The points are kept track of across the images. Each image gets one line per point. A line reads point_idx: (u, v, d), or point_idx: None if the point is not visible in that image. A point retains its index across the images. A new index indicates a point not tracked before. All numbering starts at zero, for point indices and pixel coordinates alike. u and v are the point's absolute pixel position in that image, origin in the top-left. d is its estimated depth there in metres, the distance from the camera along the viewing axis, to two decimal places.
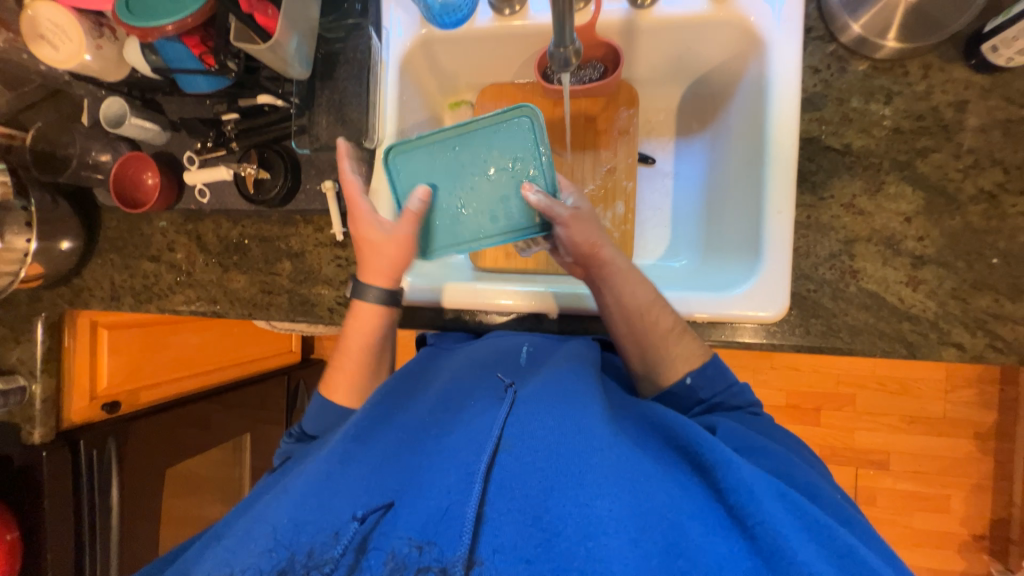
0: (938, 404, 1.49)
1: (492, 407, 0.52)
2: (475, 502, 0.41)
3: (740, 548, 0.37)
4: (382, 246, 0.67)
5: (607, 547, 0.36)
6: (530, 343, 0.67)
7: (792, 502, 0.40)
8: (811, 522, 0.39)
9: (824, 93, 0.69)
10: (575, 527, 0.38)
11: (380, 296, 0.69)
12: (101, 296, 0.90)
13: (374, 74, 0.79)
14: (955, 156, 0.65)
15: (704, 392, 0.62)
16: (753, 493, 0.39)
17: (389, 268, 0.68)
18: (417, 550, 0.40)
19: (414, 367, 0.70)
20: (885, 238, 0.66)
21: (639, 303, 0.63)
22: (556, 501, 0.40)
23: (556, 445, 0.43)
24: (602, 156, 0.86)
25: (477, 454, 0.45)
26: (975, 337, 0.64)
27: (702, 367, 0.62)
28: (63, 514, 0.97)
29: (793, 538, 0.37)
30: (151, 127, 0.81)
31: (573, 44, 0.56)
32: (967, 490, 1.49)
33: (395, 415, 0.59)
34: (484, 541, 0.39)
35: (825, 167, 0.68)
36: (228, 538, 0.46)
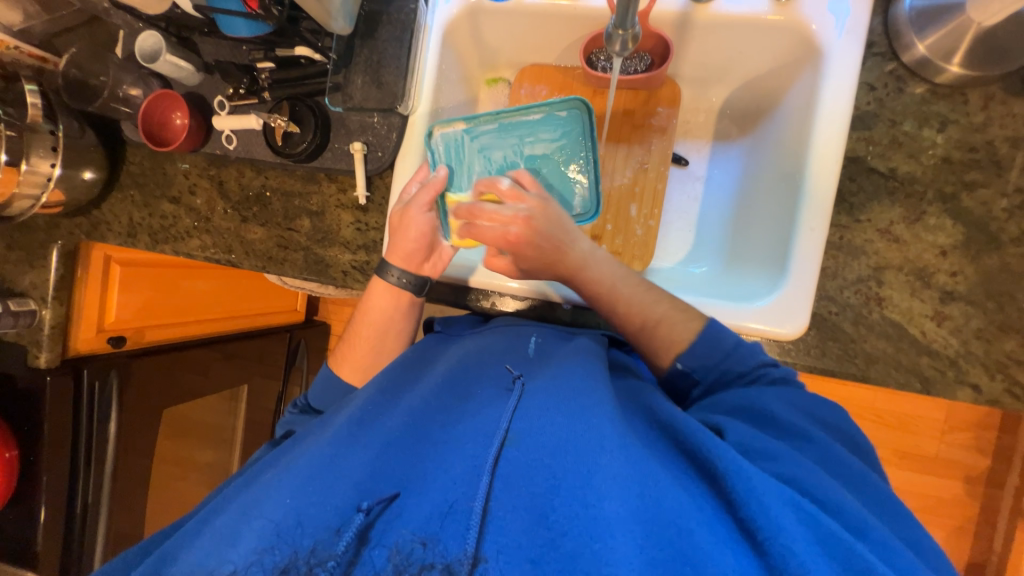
0: (934, 444, 1.49)
1: (498, 398, 0.52)
2: (481, 498, 0.41)
3: (746, 563, 0.36)
4: (406, 224, 0.71)
5: (612, 550, 0.35)
6: (539, 334, 0.67)
7: (806, 514, 0.38)
8: (829, 538, 0.37)
9: (877, 112, 0.67)
10: (581, 529, 0.37)
11: (400, 279, 0.73)
12: (119, 232, 0.90)
13: (417, 39, 0.77)
14: (1002, 194, 0.63)
15: (701, 370, 0.61)
16: (761, 501, 0.38)
17: (410, 251, 0.72)
18: (421, 546, 0.39)
19: (419, 351, 0.70)
20: (917, 269, 0.64)
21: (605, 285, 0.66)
22: (562, 502, 0.40)
23: (562, 443, 0.44)
24: (635, 151, 0.85)
25: (483, 449, 0.45)
26: (994, 380, 0.62)
27: (690, 349, 0.61)
28: (61, 440, 0.98)
29: (805, 556, 0.35)
30: (185, 67, 0.80)
31: (632, 28, 0.57)
32: (949, 532, 1.49)
33: (398, 400, 0.59)
34: (488, 540, 0.38)
35: (867, 190, 0.66)
36: (233, 515, 0.46)
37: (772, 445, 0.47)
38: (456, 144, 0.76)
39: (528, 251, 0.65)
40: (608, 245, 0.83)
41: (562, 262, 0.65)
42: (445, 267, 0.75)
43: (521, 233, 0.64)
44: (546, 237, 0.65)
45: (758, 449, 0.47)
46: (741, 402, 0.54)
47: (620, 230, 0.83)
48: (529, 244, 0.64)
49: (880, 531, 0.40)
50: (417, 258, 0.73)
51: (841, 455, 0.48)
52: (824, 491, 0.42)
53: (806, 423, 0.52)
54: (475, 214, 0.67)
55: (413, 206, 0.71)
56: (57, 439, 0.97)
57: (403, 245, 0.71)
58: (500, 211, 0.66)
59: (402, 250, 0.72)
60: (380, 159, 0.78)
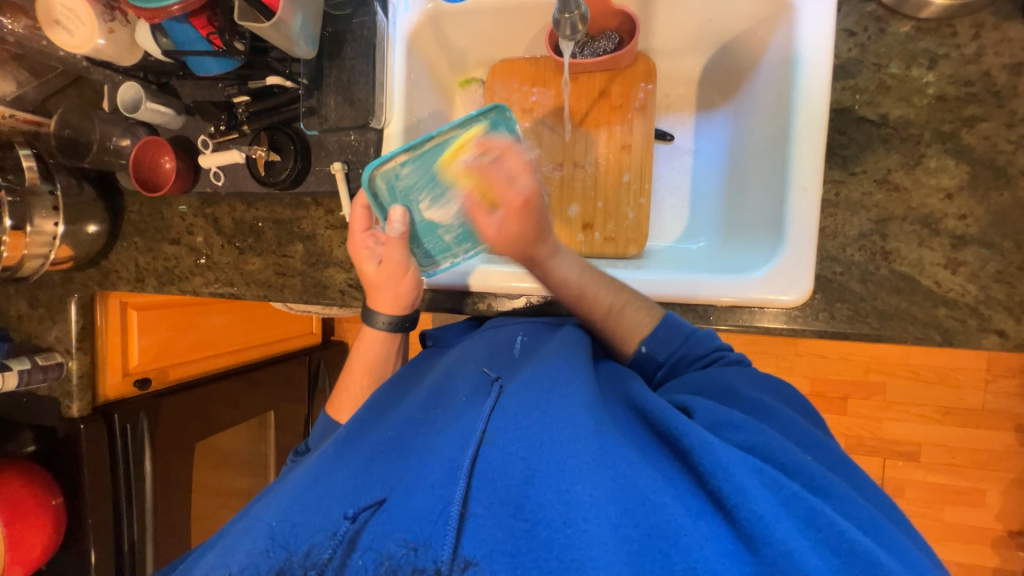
0: (978, 395, 1.45)
1: (478, 400, 0.53)
2: (459, 500, 0.41)
3: (722, 532, 0.37)
4: (392, 278, 0.69)
5: (587, 533, 0.37)
6: (524, 331, 0.68)
7: (769, 477, 0.39)
8: (790, 498, 0.38)
9: (860, 58, 0.62)
10: (555, 515, 0.38)
11: (388, 323, 0.72)
12: (127, 278, 0.93)
13: (380, 51, 0.76)
14: (1007, 126, 0.58)
15: (662, 354, 0.62)
16: (728, 471, 0.39)
17: (402, 298, 0.71)
18: (413, 551, 0.40)
19: (409, 369, 0.72)
20: (923, 216, 0.61)
21: (572, 290, 0.65)
22: (537, 491, 0.40)
23: (538, 434, 0.44)
24: (615, 133, 0.83)
25: (461, 450, 0.45)
26: (1020, 323, 0.59)
27: (652, 333, 0.62)
28: (101, 482, 1.03)
29: (769, 516, 0.36)
30: (166, 112, 0.82)
31: (578, 9, 0.57)
32: (1003, 484, 1.47)
33: (384, 414, 0.61)
34: (469, 539, 0.39)
35: (859, 141, 0.62)
36: (224, 546, 0.48)
37: (737, 416, 0.47)
38: (394, 180, 0.68)
39: (520, 221, 0.65)
40: (600, 232, 0.83)
41: (533, 248, 0.66)
42: (411, 295, 0.71)
43: (528, 199, 0.64)
44: (537, 221, 0.65)
45: (722, 421, 0.47)
46: (704, 382, 0.56)
47: (610, 216, 0.83)
48: (528, 214, 0.64)
49: (836, 486, 0.41)
50: (403, 302, 0.71)
51: (809, 430, 0.49)
52: (785, 453, 0.43)
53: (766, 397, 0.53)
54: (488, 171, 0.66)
55: (386, 260, 0.69)
56: (97, 482, 1.03)
57: (385, 291, 0.70)
58: (508, 174, 0.65)
59: (385, 297, 0.71)
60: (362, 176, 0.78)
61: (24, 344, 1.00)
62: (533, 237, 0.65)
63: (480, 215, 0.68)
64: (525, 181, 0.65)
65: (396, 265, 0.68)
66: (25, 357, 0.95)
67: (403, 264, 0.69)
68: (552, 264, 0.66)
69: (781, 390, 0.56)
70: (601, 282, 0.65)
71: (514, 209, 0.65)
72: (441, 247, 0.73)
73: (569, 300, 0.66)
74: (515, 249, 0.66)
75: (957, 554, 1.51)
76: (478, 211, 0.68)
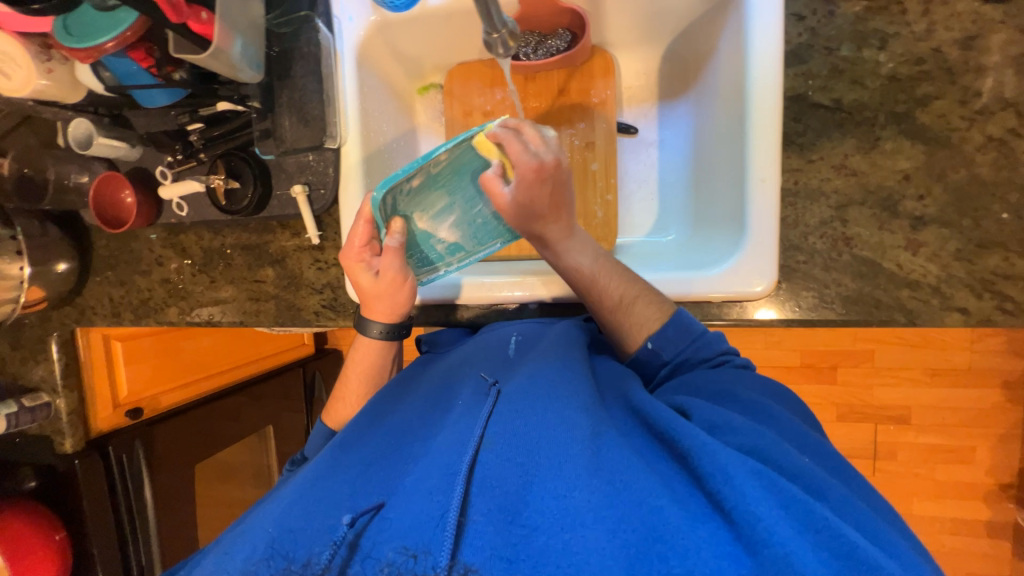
0: (965, 355, 1.47)
1: (474, 403, 0.53)
2: (456, 506, 0.41)
3: (720, 533, 0.37)
4: (391, 288, 0.69)
5: (584, 539, 0.37)
6: (519, 332, 0.69)
7: (770, 480, 0.40)
8: (790, 500, 0.38)
9: (810, 43, 0.61)
10: (551, 522, 0.39)
11: (383, 332, 0.72)
12: (104, 313, 0.93)
13: (329, 69, 0.75)
14: (961, 102, 0.58)
15: (668, 352, 0.61)
16: (727, 474, 0.40)
17: (397, 308, 0.71)
18: (412, 558, 0.39)
19: (406, 374, 0.72)
20: (881, 200, 0.61)
21: (584, 276, 0.64)
22: (535, 498, 0.41)
23: (534, 441, 0.45)
24: (578, 131, 0.82)
25: (459, 455, 0.45)
26: (982, 299, 0.59)
27: (660, 330, 0.61)
28: (103, 513, 1.05)
29: (771, 518, 0.37)
30: (119, 145, 0.80)
31: (505, 25, 0.50)
32: (993, 440, 1.50)
33: (383, 421, 0.61)
34: (467, 545, 0.39)
35: (814, 127, 0.62)
36: (218, 555, 0.47)
37: (737, 420, 0.48)
38: (400, 197, 0.64)
39: (540, 191, 0.61)
40: None
41: (551, 223, 0.64)
42: (406, 303, 0.71)
43: (545, 168, 0.60)
44: (556, 192, 0.62)
45: (724, 424, 0.48)
46: (710, 384, 0.56)
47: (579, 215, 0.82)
48: (541, 184, 0.61)
49: (838, 491, 0.42)
50: (398, 311, 0.71)
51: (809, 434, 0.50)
52: (784, 457, 0.44)
53: (766, 400, 0.53)
54: (506, 139, 0.59)
55: (383, 272, 0.68)
56: (98, 514, 1.04)
57: (382, 302, 0.70)
58: (530, 146, 0.60)
59: (381, 307, 0.70)
60: (324, 196, 0.78)
61: (10, 386, 1.00)
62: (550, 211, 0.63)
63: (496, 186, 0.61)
64: (545, 154, 0.61)
65: (393, 276, 0.68)
66: (11, 400, 0.95)
67: (399, 276, 0.68)
68: (564, 245, 0.65)
69: (777, 390, 0.57)
70: (616, 272, 0.65)
71: (529, 180, 0.60)
72: (435, 255, 0.72)
73: (579, 285, 0.65)
74: (530, 219, 0.63)
75: (951, 511, 1.55)
76: (495, 183, 0.61)
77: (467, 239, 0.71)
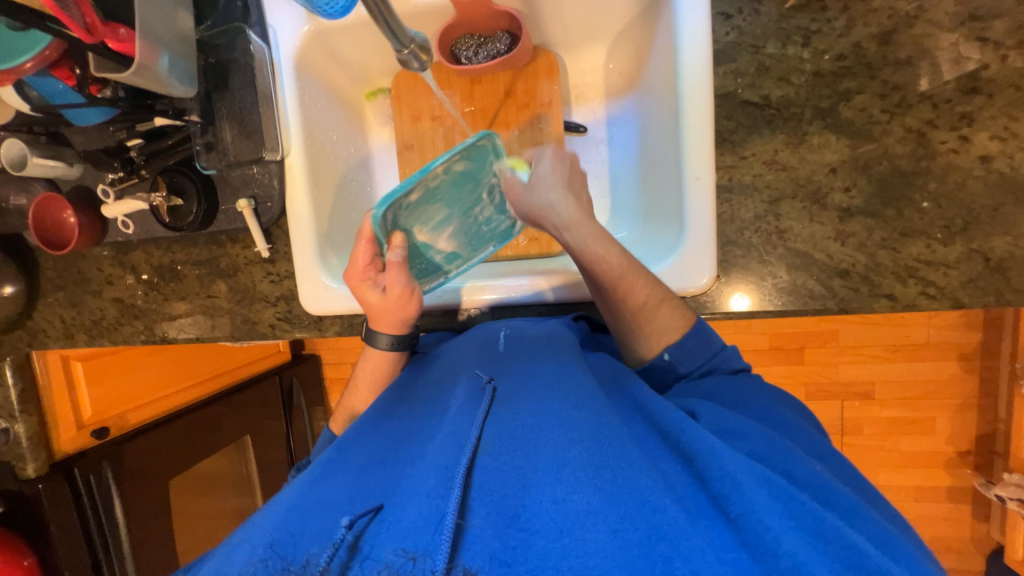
0: (923, 330, 1.52)
1: (469, 406, 0.51)
2: (454, 509, 0.38)
3: (725, 537, 0.37)
4: (400, 302, 0.67)
5: (584, 542, 0.35)
6: (508, 328, 0.69)
7: (779, 487, 0.40)
8: (797, 509, 0.39)
9: (738, 42, 0.62)
10: (550, 525, 0.36)
11: (392, 343, 0.70)
12: (56, 335, 0.91)
13: (266, 80, 0.74)
14: (881, 96, 0.59)
15: (684, 365, 0.62)
16: (735, 480, 0.40)
17: (405, 320, 0.69)
18: (409, 561, 0.35)
19: (405, 377, 0.69)
20: (811, 193, 0.62)
21: (611, 274, 0.62)
22: (533, 498, 0.38)
23: (532, 440, 0.43)
24: (526, 133, 0.82)
25: (456, 459, 0.43)
26: (907, 285, 0.61)
27: (680, 341, 0.62)
28: (72, 534, 1.04)
29: (779, 527, 0.36)
30: (56, 165, 0.79)
31: (413, 41, 0.50)
32: (951, 410, 1.56)
33: (382, 426, 0.58)
34: (466, 548, 0.36)
35: (745, 124, 0.63)
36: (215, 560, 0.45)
37: (742, 426, 0.49)
38: (401, 212, 0.65)
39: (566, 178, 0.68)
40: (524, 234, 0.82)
41: (561, 219, 0.65)
42: (417, 311, 0.69)
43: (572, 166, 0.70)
44: (577, 188, 0.69)
45: (732, 430, 0.49)
46: (722, 392, 0.57)
47: None
48: (569, 176, 0.69)
49: (844, 498, 0.43)
50: (406, 322, 0.69)
51: (813, 443, 0.52)
52: (789, 466, 0.45)
53: (776, 408, 0.56)
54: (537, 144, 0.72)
55: (390, 286, 0.66)
56: (67, 535, 1.03)
57: (389, 316, 0.68)
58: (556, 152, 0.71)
59: (389, 321, 0.69)
60: (271, 209, 0.77)
61: None
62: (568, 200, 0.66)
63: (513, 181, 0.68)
64: (571, 158, 0.71)
65: (402, 289, 0.66)
66: None
67: (406, 289, 0.67)
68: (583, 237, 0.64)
69: (784, 397, 0.60)
70: (641, 273, 0.63)
71: (552, 164, 0.68)
72: (433, 266, 0.73)
73: (603, 285, 0.63)
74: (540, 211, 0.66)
75: (915, 479, 1.61)
76: (513, 180, 0.68)
77: (462, 247, 0.73)
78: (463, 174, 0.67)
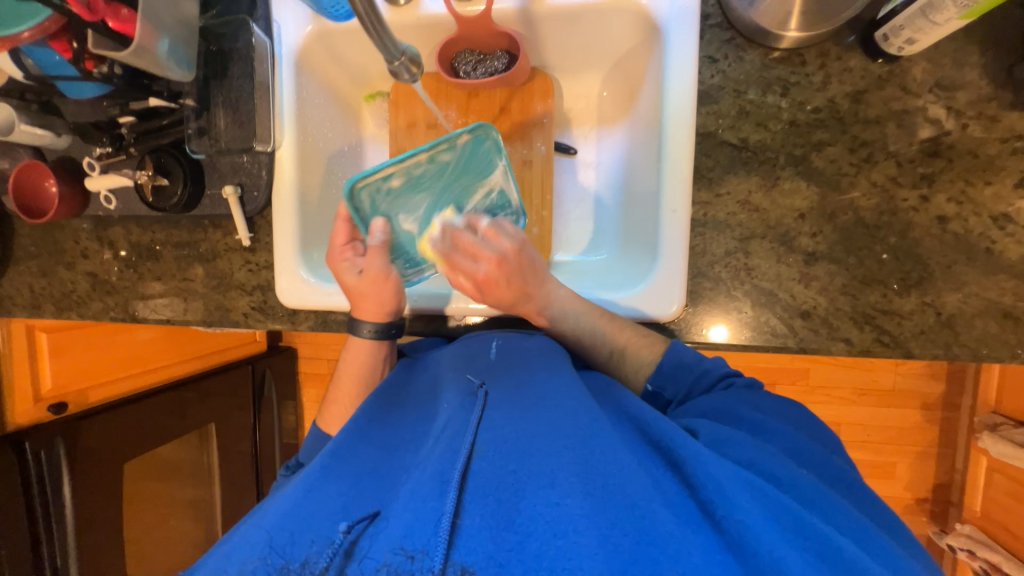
0: (890, 376, 1.56)
1: (462, 410, 0.51)
2: (449, 511, 0.38)
3: (711, 541, 0.37)
4: (376, 285, 0.69)
5: (576, 545, 0.35)
6: (498, 339, 0.67)
7: (758, 489, 0.42)
8: (781, 513, 0.40)
9: (721, 85, 0.66)
10: (544, 527, 0.37)
11: (372, 330, 0.69)
12: (22, 304, 0.89)
13: (264, 73, 0.75)
14: (850, 150, 0.63)
15: (670, 390, 0.63)
16: (721, 486, 0.40)
17: (384, 303, 0.69)
18: (409, 560, 0.36)
19: (398, 375, 0.69)
20: (780, 235, 0.65)
21: (573, 331, 0.67)
22: (527, 502, 0.39)
23: (525, 446, 0.44)
24: (518, 149, 0.84)
25: (450, 464, 0.43)
26: (863, 332, 0.64)
27: (658, 369, 0.63)
28: (15, 509, 1.01)
29: (761, 529, 0.37)
30: (44, 134, 0.78)
31: (405, 52, 0.52)
32: (912, 457, 1.60)
33: (375, 429, 0.58)
34: (459, 547, 0.36)
35: (722, 163, 0.66)
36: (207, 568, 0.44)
37: (734, 437, 0.50)
38: (378, 196, 0.69)
39: (499, 288, 0.66)
40: None
41: (524, 305, 0.67)
42: (398, 294, 0.70)
43: (503, 259, 0.66)
44: (519, 278, 0.66)
45: (724, 440, 0.49)
46: (716, 406, 0.57)
47: None
48: (508, 270, 0.66)
49: (828, 502, 0.44)
50: (386, 306, 0.70)
51: (812, 452, 0.51)
52: (777, 473, 0.45)
53: (772, 419, 0.55)
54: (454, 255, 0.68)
55: (367, 269, 0.69)
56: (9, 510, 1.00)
57: (369, 300, 0.69)
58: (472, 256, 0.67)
59: (369, 306, 0.69)
60: (256, 199, 0.77)
61: None
62: (520, 284, 0.66)
63: (455, 262, 0.68)
64: (503, 242, 0.67)
65: (379, 271, 0.69)
66: None
67: (387, 271, 0.69)
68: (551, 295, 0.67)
69: (797, 415, 0.58)
70: (606, 315, 0.66)
71: (491, 272, 0.66)
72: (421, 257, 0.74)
73: (569, 342, 0.68)
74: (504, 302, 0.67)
75: None
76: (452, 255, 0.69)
77: None
78: (454, 160, 0.69)
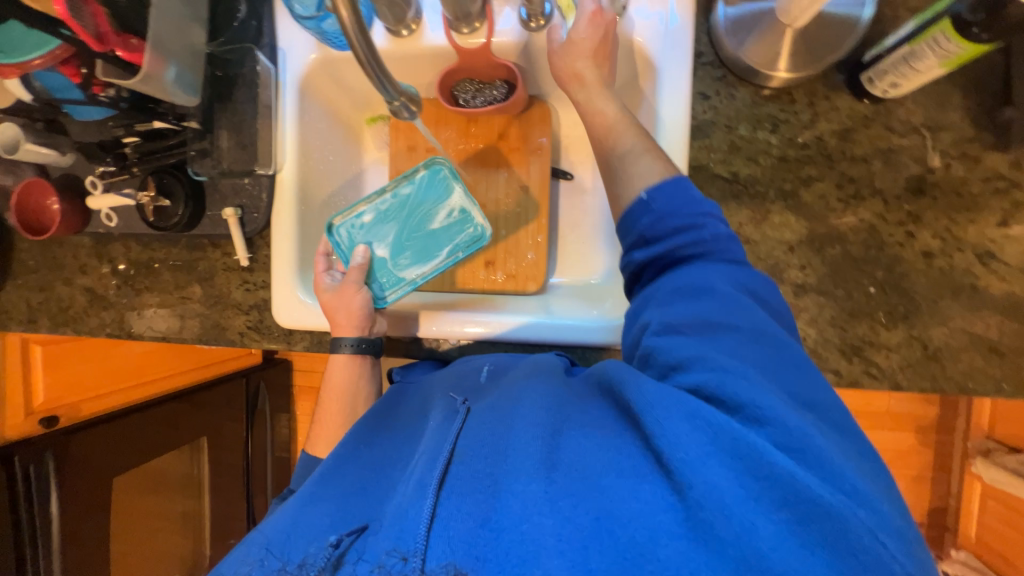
0: (885, 399, 1.56)
1: (445, 422, 0.52)
2: (426, 513, 0.40)
3: (668, 499, 0.37)
4: (346, 296, 0.72)
5: (540, 528, 0.37)
6: (491, 362, 0.66)
7: (707, 421, 0.39)
8: (736, 450, 0.38)
9: (713, 120, 0.67)
10: (510, 517, 0.38)
11: (353, 346, 0.72)
12: (18, 319, 0.89)
13: (269, 99, 0.77)
14: (838, 186, 0.64)
15: (648, 243, 0.56)
16: (671, 436, 0.39)
17: (355, 316, 0.71)
18: (402, 561, 0.37)
19: (394, 393, 0.70)
20: (770, 266, 0.66)
21: (605, 123, 0.64)
22: (496, 495, 0.40)
23: (493, 440, 0.45)
24: (515, 174, 0.86)
25: (429, 471, 0.44)
26: (852, 363, 0.65)
27: (650, 205, 0.56)
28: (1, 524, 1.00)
29: (717, 481, 0.37)
30: (49, 152, 0.80)
31: (403, 94, 0.54)
32: (908, 480, 1.58)
33: (365, 443, 0.59)
34: (433, 547, 0.38)
35: (714, 196, 0.67)
36: None
37: (690, 349, 0.45)
38: (355, 230, 0.77)
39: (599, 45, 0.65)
40: (502, 270, 0.84)
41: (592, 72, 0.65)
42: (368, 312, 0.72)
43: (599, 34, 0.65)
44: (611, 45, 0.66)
45: (681, 361, 0.45)
46: (680, 299, 0.50)
47: (510, 254, 0.84)
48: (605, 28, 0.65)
49: (794, 418, 0.41)
50: (359, 320, 0.72)
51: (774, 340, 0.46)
52: (739, 392, 0.41)
53: (733, 309, 0.48)
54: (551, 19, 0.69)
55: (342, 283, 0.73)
56: None
57: (340, 314, 0.72)
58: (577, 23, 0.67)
59: (340, 321, 0.72)
60: (256, 220, 0.79)
61: None
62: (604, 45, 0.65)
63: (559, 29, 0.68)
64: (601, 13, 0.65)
65: (351, 284, 0.72)
66: None
67: (358, 285, 0.72)
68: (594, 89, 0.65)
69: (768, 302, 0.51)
70: (630, 126, 0.63)
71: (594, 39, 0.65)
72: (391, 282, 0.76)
73: (596, 132, 0.65)
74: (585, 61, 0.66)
75: None
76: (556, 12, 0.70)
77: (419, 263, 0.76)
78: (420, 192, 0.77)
